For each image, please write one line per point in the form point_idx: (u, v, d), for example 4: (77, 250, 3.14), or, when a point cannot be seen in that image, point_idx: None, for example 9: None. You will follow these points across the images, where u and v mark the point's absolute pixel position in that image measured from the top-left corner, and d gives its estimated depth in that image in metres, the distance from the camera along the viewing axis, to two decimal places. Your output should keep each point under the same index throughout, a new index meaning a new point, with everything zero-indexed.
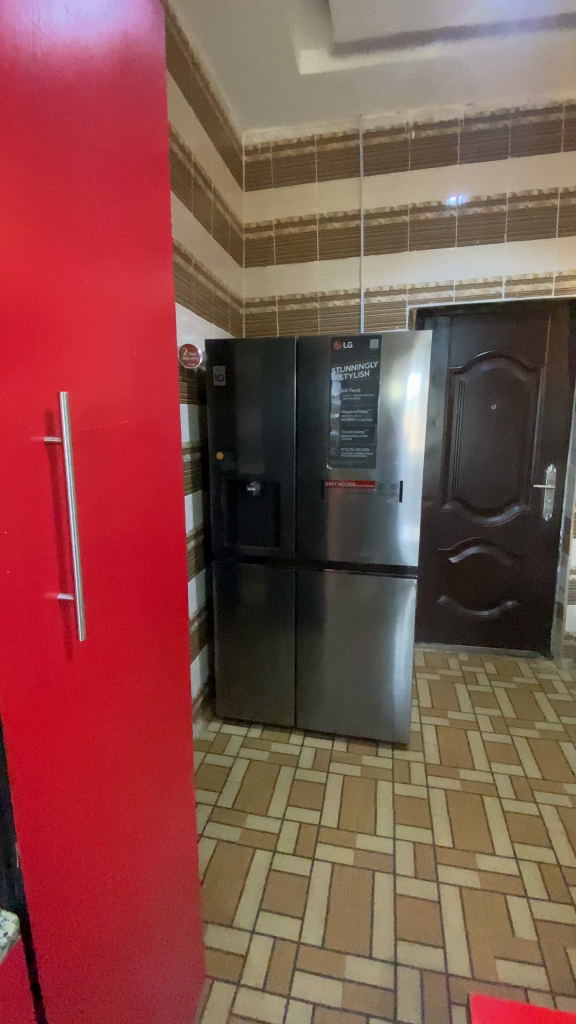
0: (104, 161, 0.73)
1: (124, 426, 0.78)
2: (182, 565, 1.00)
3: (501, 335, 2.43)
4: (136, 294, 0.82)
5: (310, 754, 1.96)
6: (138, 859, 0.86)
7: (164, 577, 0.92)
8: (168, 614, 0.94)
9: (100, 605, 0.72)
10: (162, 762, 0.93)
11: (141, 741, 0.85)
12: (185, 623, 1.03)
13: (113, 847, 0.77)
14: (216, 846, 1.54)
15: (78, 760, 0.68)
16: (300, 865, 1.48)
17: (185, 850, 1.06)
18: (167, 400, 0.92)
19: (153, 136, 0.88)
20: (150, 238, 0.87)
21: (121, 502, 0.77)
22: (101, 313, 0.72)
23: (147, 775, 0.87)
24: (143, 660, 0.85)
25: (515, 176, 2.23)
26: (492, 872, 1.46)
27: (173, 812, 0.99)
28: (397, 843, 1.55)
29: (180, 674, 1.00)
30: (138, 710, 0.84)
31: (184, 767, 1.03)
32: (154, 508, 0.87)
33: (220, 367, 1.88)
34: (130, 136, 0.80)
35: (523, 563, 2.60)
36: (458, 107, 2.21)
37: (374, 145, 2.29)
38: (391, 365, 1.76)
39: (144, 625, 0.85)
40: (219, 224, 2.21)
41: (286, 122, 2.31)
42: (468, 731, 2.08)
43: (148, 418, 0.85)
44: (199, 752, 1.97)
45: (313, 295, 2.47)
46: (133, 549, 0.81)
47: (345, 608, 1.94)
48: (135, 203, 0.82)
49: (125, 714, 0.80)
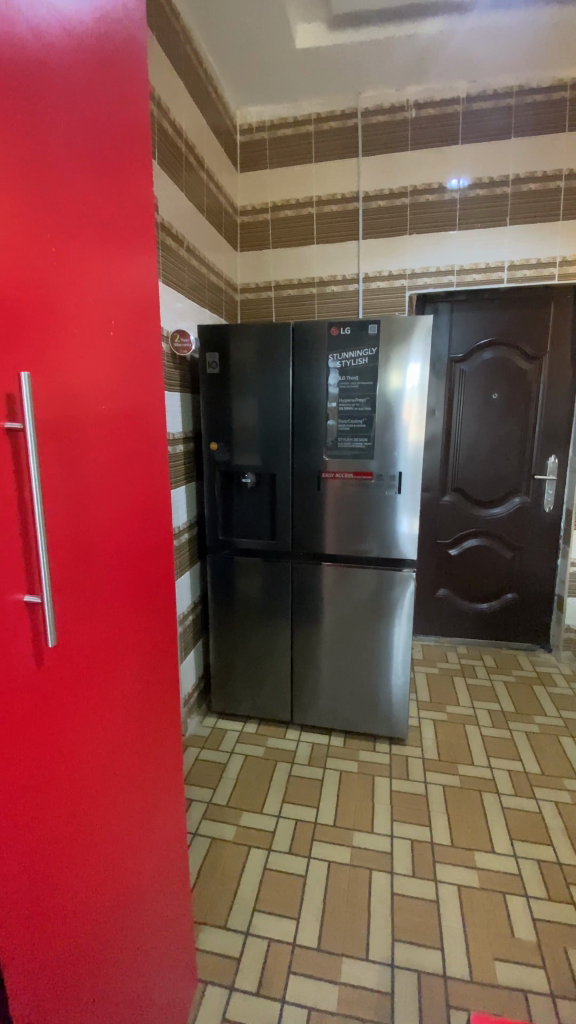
0: (79, 121, 0.67)
1: (99, 416, 0.73)
2: (167, 562, 0.95)
3: (503, 322, 2.37)
4: (114, 270, 0.76)
5: (307, 749, 1.93)
6: (123, 868, 0.83)
7: (148, 575, 0.88)
8: (151, 614, 0.90)
9: (75, 608, 0.68)
10: (149, 765, 0.90)
11: (124, 746, 0.82)
12: (172, 621, 0.99)
13: (94, 858, 0.74)
14: (210, 845, 1.51)
15: (53, 771, 0.65)
16: (295, 864, 1.46)
17: (176, 849, 1.04)
18: (148, 386, 0.87)
19: (135, 97, 0.82)
20: (131, 209, 0.81)
21: (97, 497, 0.72)
22: (74, 288, 0.67)
23: (131, 781, 0.84)
24: (125, 662, 0.81)
25: (519, 156, 2.16)
26: (490, 871, 1.44)
27: (162, 815, 0.96)
28: (394, 841, 1.53)
29: (168, 673, 0.97)
30: (121, 713, 0.80)
31: (174, 768, 1.01)
32: (136, 503, 0.83)
33: (213, 355, 1.83)
34: (109, 95, 0.74)
35: (523, 556, 2.56)
36: (460, 84, 2.13)
37: (374, 125, 2.21)
38: (391, 353, 1.70)
39: (125, 626, 0.81)
40: (213, 206, 2.14)
41: (282, 100, 2.23)
42: (467, 726, 2.05)
43: (127, 406, 0.80)
44: (194, 748, 1.94)
45: (310, 280, 2.40)
46: (112, 548, 0.77)
47: (343, 602, 1.90)
48: (114, 170, 0.76)
49: (106, 719, 0.76)
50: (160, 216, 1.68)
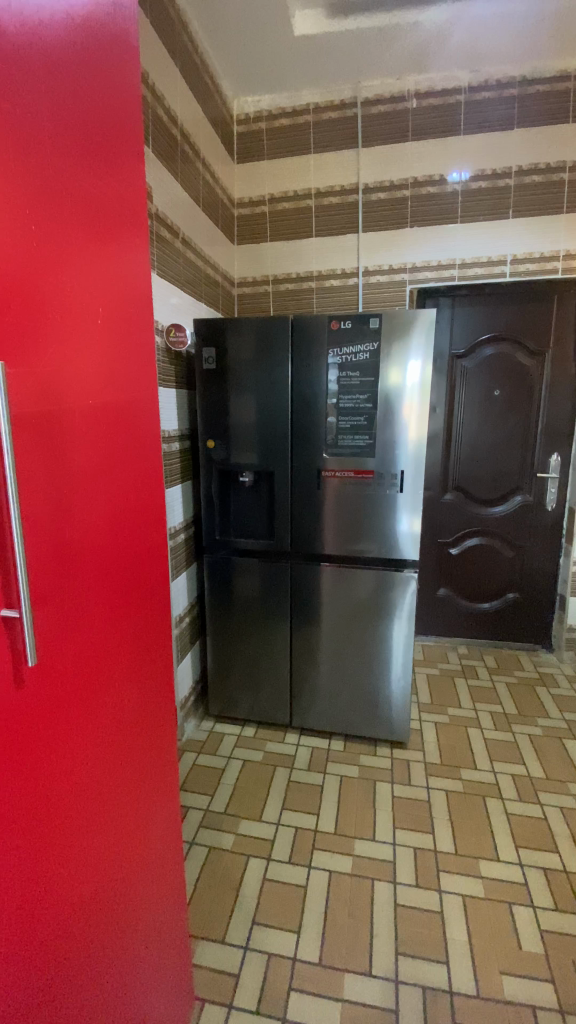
0: (60, 89, 0.62)
1: (87, 412, 0.68)
2: (163, 567, 0.91)
3: (505, 317, 2.33)
4: (100, 252, 0.71)
5: (306, 753, 1.89)
6: (112, 887, 0.79)
7: (141, 581, 0.84)
8: (145, 622, 0.85)
9: (60, 621, 0.64)
10: (141, 779, 0.87)
11: (113, 761, 0.78)
12: (168, 628, 0.95)
13: (80, 880, 0.71)
14: (207, 855, 1.47)
15: (35, 794, 0.61)
16: (295, 874, 1.42)
17: (172, 862, 1.00)
18: (141, 381, 0.82)
19: (126, 70, 0.77)
20: (123, 191, 0.76)
21: (85, 501, 0.68)
22: (53, 272, 0.62)
23: (121, 797, 0.81)
24: (115, 674, 0.77)
25: (522, 148, 2.11)
26: (496, 880, 1.40)
27: (156, 829, 0.93)
28: (397, 849, 1.49)
29: (162, 683, 0.93)
30: (110, 727, 0.77)
31: (169, 779, 0.97)
32: (129, 506, 0.79)
33: (210, 350, 1.78)
34: (95, 62, 0.68)
35: (525, 555, 2.52)
36: (462, 74, 2.08)
37: (374, 115, 2.16)
38: (392, 348, 1.66)
39: (116, 636, 0.77)
40: (209, 198, 2.08)
41: (280, 89, 2.17)
42: (469, 729, 2.01)
43: (119, 402, 0.76)
44: (191, 753, 1.89)
45: (309, 274, 2.35)
46: (102, 555, 0.73)
47: (343, 603, 1.85)
48: (100, 145, 0.70)
49: (93, 734, 0.72)
50: (154, 205, 1.62)
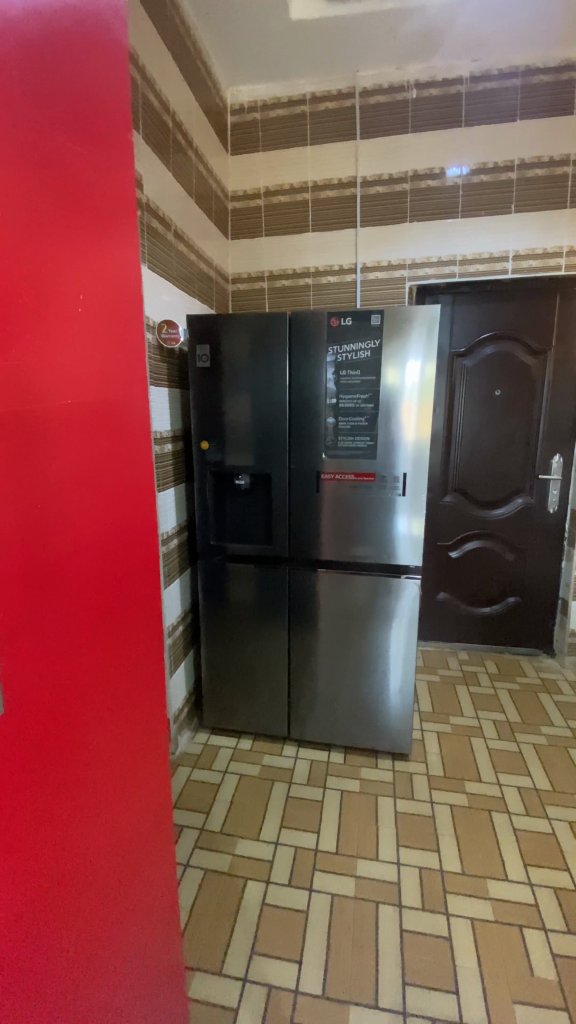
0: (35, 39, 0.53)
1: (66, 418, 0.61)
2: (154, 584, 0.84)
3: (506, 315, 2.27)
4: (81, 230, 0.63)
5: (305, 766, 1.82)
6: (97, 935, 0.73)
7: (129, 601, 0.77)
8: (132, 647, 0.78)
9: (29, 658, 0.58)
10: (129, 815, 0.80)
11: (96, 800, 0.72)
12: (160, 650, 0.87)
13: (58, 935, 0.65)
14: (203, 879, 1.40)
15: (2, 851, 0.55)
16: (296, 898, 1.35)
17: (167, 896, 0.94)
18: (129, 380, 0.74)
19: (112, 24, 0.68)
20: (108, 166, 0.68)
21: (62, 521, 0.61)
22: (21, 250, 0.53)
23: (106, 838, 0.74)
24: (97, 705, 0.71)
25: (525, 140, 2.06)
26: (505, 902, 1.34)
27: (148, 865, 0.87)
28: (402, 869, 1.43)
29: (153, 709, 0.86)
30: (91, 764, 0.70)
31: (163, 810, 0.90)
32: (115, 522, 0.72)
33: (203, 348, 1.70)
34: (75, 12, 0.60)
35: (526, 558, 2.47)
36: (463, 64, 2.02)
37: (372, 106, 2.10)
38: (394, 345, 1.59)
39: (98, 665, 0.70)
40: (202, 190, 2.01)
41: (275, 78, 2.10)
42: (472, 739, 1.95)
43: (104, 405, 0.68)
44: (185, 767, 1.82)
45: (305, 270, 2.28)
46: (83, 578, 0.66)
47: (342, 611, 1.79)
48: (83, 109, 0.62)
49: (71, 774, 0.66)
50: (145, 195, 1.54)
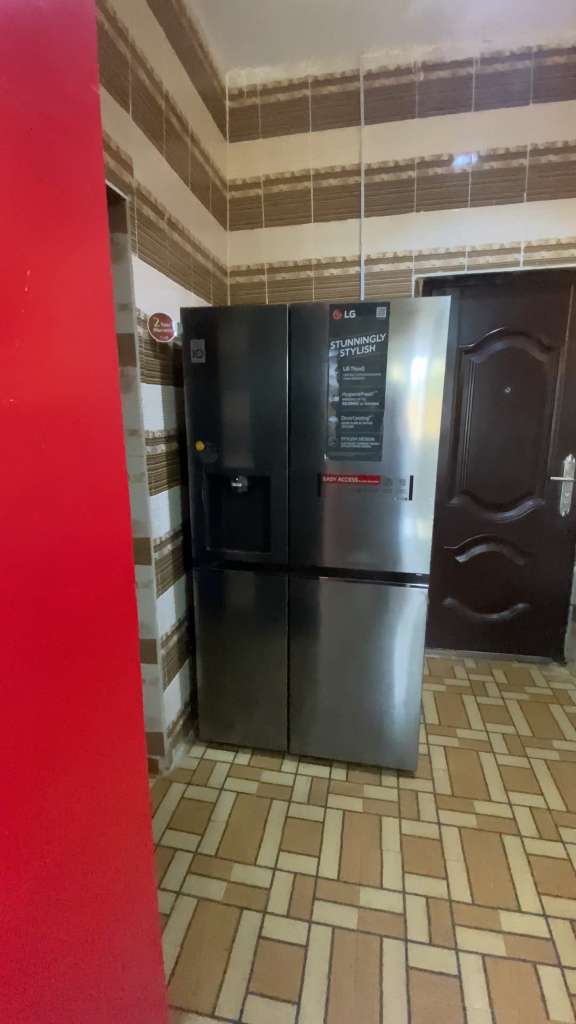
0: None
1: (23, 424, 0.53)
2: (131, 600, 0.76)
3: (516, 309, 2.17)
4: (39, 204, 0.53)
5: (305, 784, 1.73)
6: (68, 998, 0.66)
7: (99, 624, 0.68)
8: (106, 672, 0.71)
9: None
10: (106, 856, 0.73)
11: (65, 850, 0.64)
12: (138, 670, 0.79)
13: (24, 1009, 0.58)
14: (196, 908, 1.31)
15: None
16: (295, 930, 1.27)
17: (152, 930, 0.88)
18: (99, 377, 0.65)
19: None
20: (71, 126, 0.58)
21: (22, 545, 0.53)
22: None
23: (80, 887, 0.67)
24: (63, 745, 0.62)
25: (537, 125, 1.96)
26: (518, 935, 1.26)
27: (130, 903, 0.80)
28: (407, 899, 1.34)
29: (132, 736, 0.78)
30: (61, 809, 0.63)
31: (144, 842, 0.83)
32: (81, 538, 0.63)
33: (198, 343, 1.61)
34: None
35: (536, 563, 2.38)
36: (473, 45, 1.92)
37: (377, 90, 2.00)
38: (400, 340, 1.50)
39: (67, 699, 0.62)
40: (198, 177, 1.91)
41: (275, 61, 2.00)
42: (481, 754, 1.86)
43: (66, 404, 0.59)
44: (179, 784, 1.73)
45: (307, 262, 2.19)
46: (48, 605, 0.58)
47: (343, 622, 1.70)
48: (37, 54, 0.52)
49: (36, 826, 0.58)
50: (135, 179, 1.44)
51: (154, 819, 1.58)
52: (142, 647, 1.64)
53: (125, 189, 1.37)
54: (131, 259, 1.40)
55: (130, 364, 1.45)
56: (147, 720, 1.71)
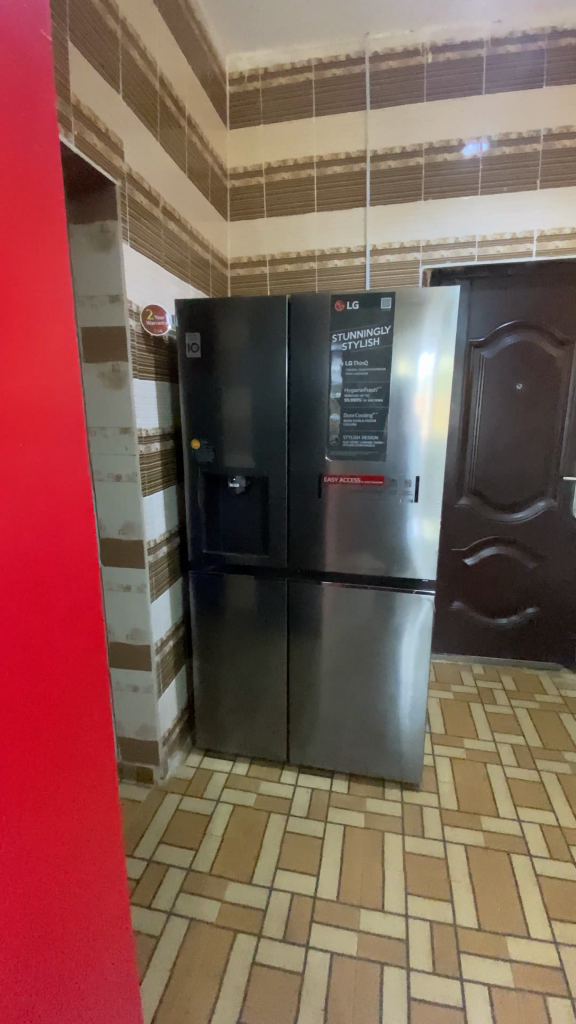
0: None
1: None
2: (95, 603, 0.73)
3: (529, 302, 2.09)
4: None
5: (305, 796, 1.67)
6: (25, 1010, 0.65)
7: (57, 636, 0.66)
8: (67, 678, 0.69)
9: None
10: (67, 862, 0.71)
11: (19, 859, 0.62)
12: (104, 674, 0.77)
13: None
14: (187, 930, 1.25)
15: None
16: (291, 956, 1.20)
17: (122, 932, 0.86)
18: (52, 368, 0.62)
19: None
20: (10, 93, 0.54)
21: None
22: None
23: (35, 897, 0.66)
24: (19, 755, 0.61)
25: (551, 108, 1.86)
26: (527, 965, 1.18)
27: (94, 908, 0.79)
28: (410, 923, 1.27)
29: (96, 741, 0.76)
30: (13, 820, 0.61)
31: (110, 845, 0.82)
32: (32, 548, 0.60)
33: (194, 337, 1.54)
34: None
35: (547, 566, 2.29)
36: (484, 24, 1.83)
37: (383, 72, 1.91)
38: (405, 332, 1.42)
39: (19, 707, 0.60)
40: (197, 165, 1.84)
41: (277, 43, 1.92)
42: (489, 766, 1.79)
43: (12, 407, 0.56)
44: (174, 795, 1.67)
45: (310, 253, 2.11)
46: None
47: (345, 629, 1.63)
48: None
49: None
50: (127, 164, 1.36)
51: (146, 833, 1.53)
52: (136, 654, 1.58)
53: (115, 173, 1.30)
54: (122, 248, 1.33)
55: (121, 359, 1.38)
56: (140, 729, 1.65)
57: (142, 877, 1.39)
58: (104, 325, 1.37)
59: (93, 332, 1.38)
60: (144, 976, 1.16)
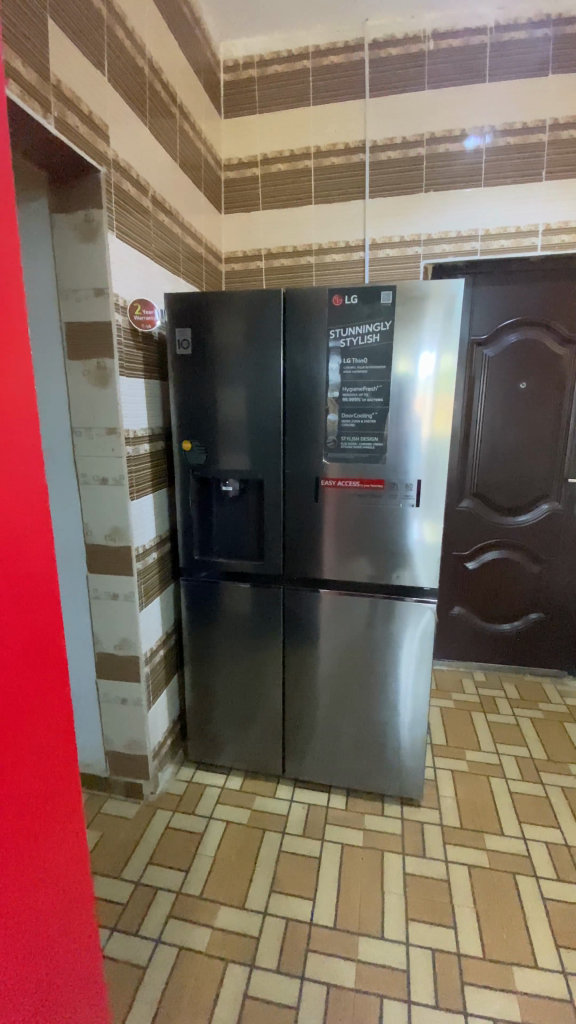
0: None
1: None
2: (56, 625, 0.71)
3: (533, 298, 2.02)
4: None
5: (301, 812, 1.60)
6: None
7: (14, 662, 0.64)
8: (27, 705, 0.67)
9: None
10: (31, 891, 0.69)
11: None
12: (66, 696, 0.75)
13: None
14: (176, 960, 1.19)
15: None
16: (285, 988, 1.13)
17: (96, 953, 0.84)
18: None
19: None
20: None
21: None
22: None
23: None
24: None
25: (557, 97, 1.79)
26: (534, 997, 1.12)
27: (64, 932, 0.76)
28: (410, 951, 1.21)
29: (61, 768, 0.74)
30: None
31: (79, 865, 0.80)
32: None
33: (185, 333, 1.47)
34: None
35: (552, 570, 2.23)
36: (487, 10, 1.75)
37: (383, 59, 1.84)
38: (407, 327, 1.35)
39: None
40: (190, 155, 1.76)
41: (273, 29, 1.85)
42: (492, 779, 1.73)
43: None
44: (165, 811, 1.60)
45: (307, 248, 2.04)
46: None
47: (343, 638, 1.57)
48: None
49: None
50: (113, 150, 1.29)
51: (135, 852, 1.46)
52: (123, 664, 1.51)
53: (99, 158, 1.23)
54: (108, 239, 1.26)
55: (107, 356, 1.31)
56: (129, 742, 1.58)
57: (129, 900, 1.33)
58: (89, 319, 1.30)
59: (77, 327, 1.31)
60: (129, 1011, 1.09)
